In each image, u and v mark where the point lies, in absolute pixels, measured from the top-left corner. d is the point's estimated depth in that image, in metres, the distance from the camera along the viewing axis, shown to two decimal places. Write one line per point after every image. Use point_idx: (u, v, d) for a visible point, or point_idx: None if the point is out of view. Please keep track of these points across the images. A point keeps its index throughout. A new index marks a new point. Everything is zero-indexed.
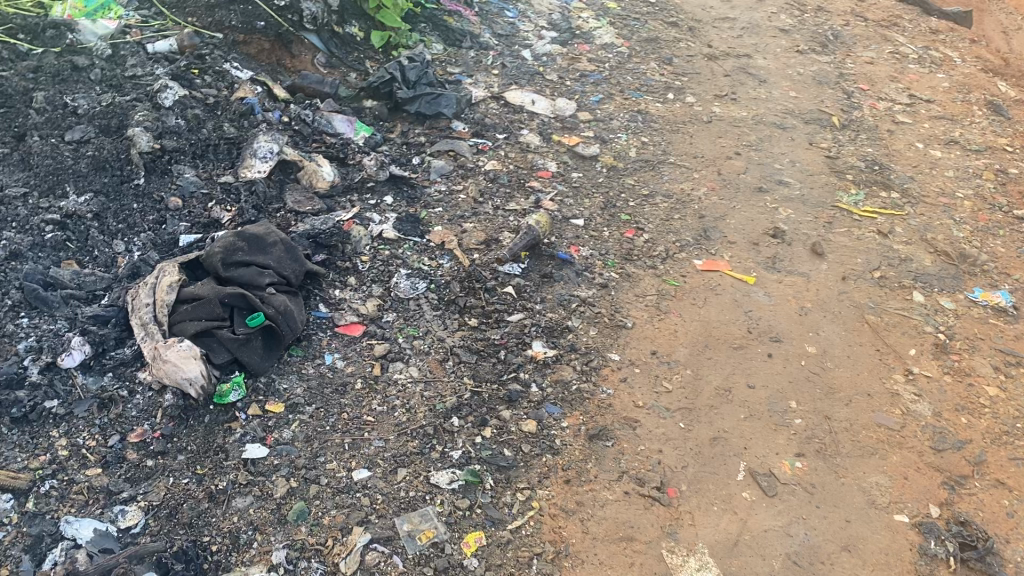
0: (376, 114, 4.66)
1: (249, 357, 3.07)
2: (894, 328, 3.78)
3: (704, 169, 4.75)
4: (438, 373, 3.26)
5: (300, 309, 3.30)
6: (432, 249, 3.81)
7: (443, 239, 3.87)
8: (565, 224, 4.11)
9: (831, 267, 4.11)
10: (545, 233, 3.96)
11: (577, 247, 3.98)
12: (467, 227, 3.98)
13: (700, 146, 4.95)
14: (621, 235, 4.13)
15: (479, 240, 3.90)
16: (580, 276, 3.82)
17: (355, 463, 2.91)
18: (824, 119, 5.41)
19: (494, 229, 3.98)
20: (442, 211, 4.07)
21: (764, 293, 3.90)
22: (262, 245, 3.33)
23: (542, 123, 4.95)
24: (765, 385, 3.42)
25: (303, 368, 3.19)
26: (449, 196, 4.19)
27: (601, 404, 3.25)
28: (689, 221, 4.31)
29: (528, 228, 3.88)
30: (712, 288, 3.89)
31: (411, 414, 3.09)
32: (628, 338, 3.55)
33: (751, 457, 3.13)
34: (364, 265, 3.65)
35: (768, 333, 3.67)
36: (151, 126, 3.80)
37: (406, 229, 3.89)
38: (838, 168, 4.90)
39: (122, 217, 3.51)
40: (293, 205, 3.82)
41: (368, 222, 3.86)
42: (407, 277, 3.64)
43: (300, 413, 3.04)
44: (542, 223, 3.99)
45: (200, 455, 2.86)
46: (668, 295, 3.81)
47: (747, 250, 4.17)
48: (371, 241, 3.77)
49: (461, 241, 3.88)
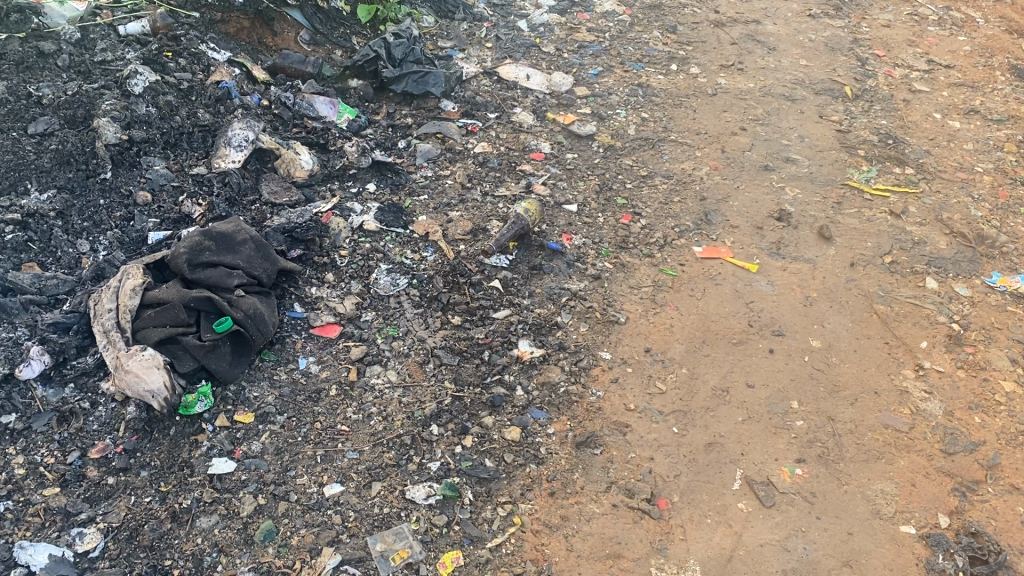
0: (361, 95, 4.45)
1: (217, 364, 2.94)
2: (904, 319, 3.57)
3: (706, 146, 4.51)
4: (419, 376, 3.10)
5: (272, 311, 3.14)
6: (416, 241, 3.64)
7: (427, 229, 3.69)
8: (557, 211, 3.92)
9: (839, 251, 3.89)
10: (535, 221, 3.76)
11: (569, 236, 3.79)
12: (453, 216, 3.79)
13: (703, 121, 4.71)
14: (617, 222, 3.93)
15: (464, 231, 3.72)
16: (572, 268, 3.63)
17: (327, 478, 2.77)
18: (836, 90, 5.13)
19: (481, 218, 3.80)
20: (427, 199, 3.89)
21: (766, 282, 3.70)
22: (231, 243, 3.15)
23: (536, 100, 4.72)
24: (765, 384, 3.24)
25: (275, 374, 3.04)
26: (435, 182, 4.00)
27: (590, 408, 3.08)
28: (690, 205, 4.10)
29: (516, 216, 3.69)
30: (712, 278, 3.69)
31: (388, 423, 2.94)
32: (621, 334, 3.37)
33: (749, 464, 2.95)
34: (342, 260, 3.49)
35: (770, 326, 3.47)
36: (119, 116, 3.63)
37: (388, 219, 3.71)
38: (849, 144, 4.64)
39: (87, 214, 3.35)
40: (269, 196, 3.64)
41: (348, 214, 3.69)
42: (387, 273, 3.47)
43: (270, 424, 2.90)
44: (531, 209, 3.75)
45: (164, 471, 2.72)
46: (664, 286, 3.62)
47: (750, 234, 3.96)
48: (351, 234, 3.60)
49: (446, 232, 3.70)
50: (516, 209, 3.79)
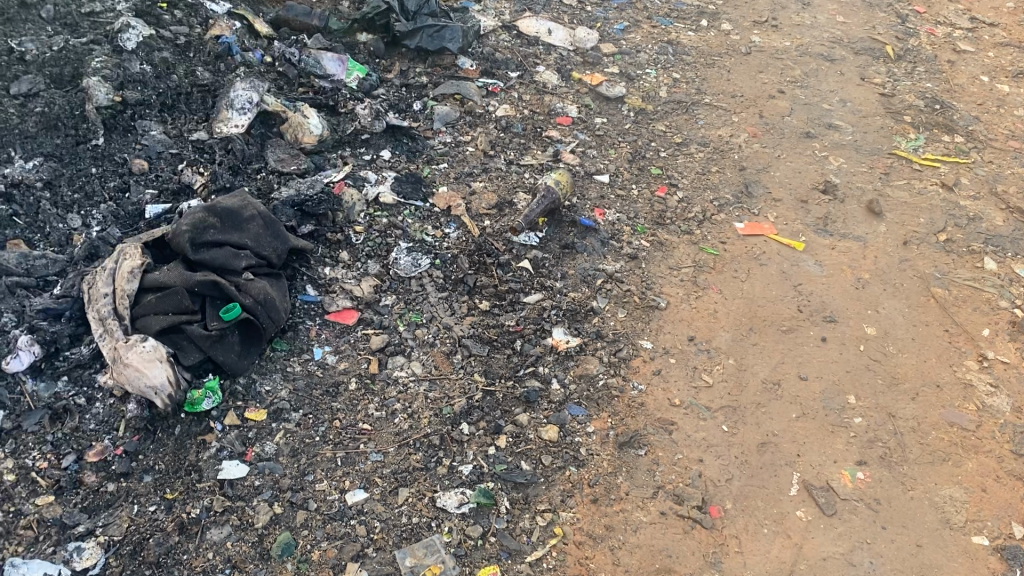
0: (371, 51, 4.09)
1: (225, 356, 2.67)
2: (963, 303, 3.31)
3: (743, 111, 4.21)
4: (446, 369, 2.84)
5: (283, 296, 2.86)
6: (437, 216, 3.36)
7: (449, 203, 3.41)
8: (588, 181, 3.64)
9: (890, 228, 3.61)
10: (566, 193, 3.48)
11: (601, 210, 3.52)
12: (476, 188, 3.51)
13: (738, 83, 4.39)
14: (652, 195, 3.65)
15: (489, 205, 3.44)
16: (606, 246, 3.37)
17: (349, 483, 2.51)
18: (877, 49, 4.80)
19: (506, 190, 3.52)
20: (448, 168, 3.59)
21: (814, 262, 3.44)
22: (237, 220, 2.85)
23: (560, 58, 4.38)
24: (819, 376, 2.99)
25: (289, 366, 2.78)
26: (455, 149, 3.69)
27: (632, 403, 2.83)
28: (728, 175, 3.82)
29: (546, 189, 3.40)
30: (756, 258, 3.43)
31: (414, 421, 2.68)
32: (661, 321, 3.12)
33: (806, 466, 2.72)
34: (358, 237, 3.20)
35: (821, 312, 3.22)
36: (110, 75, 3.31)
37: (406, 191, 3.41)
38: (895, 108, 4.33)
39: (78, 184, 3.05)
40: (276, 164, 3.33)
41: (363, 185, 3.39)
42: (407, 253, 3.18)
43: (285, 422, 2.64)
44: (563, 182, 3.46)
45: (169, 476, 2.47)
46: (705, 267, 3.36)
47: (795, 209, 3.68)
48: (367, 208, 3.31)
49: (469, 206, 3.42)
50: (545, 180, 3.50)
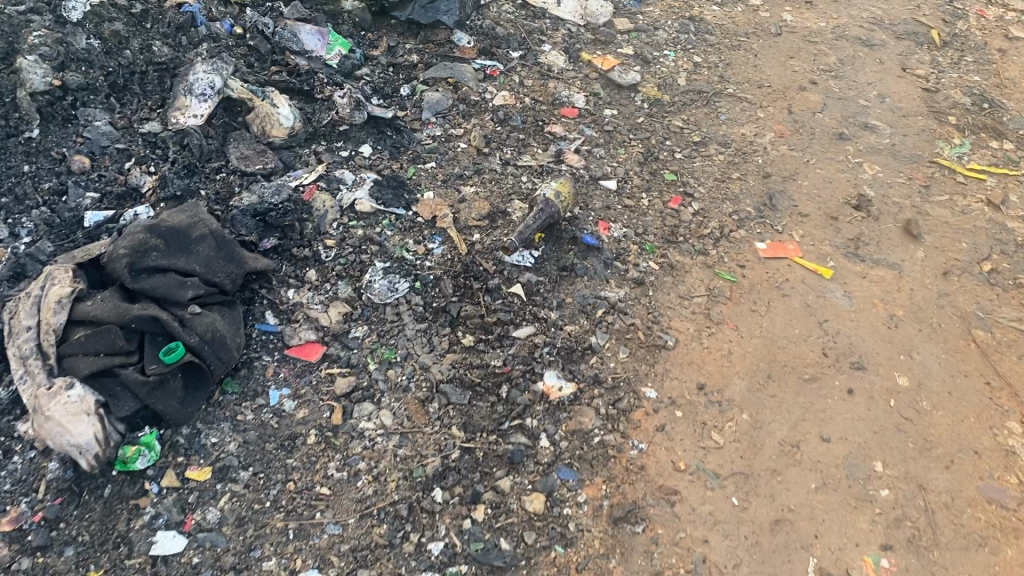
0: (357, 22, 3.63)
1: (165, 405, 2.32)
2: (1007, 349, 2.95)
3: (770, 104, 3.77)
4: (419, 420, 2.49)
5: (235, 330, 2.50)
6: (420, 227, 2.97)
7: (434, 212, 3.02)
8: (593, 188, 3.23)
9: (929, 255, 3.22)
10: (567, 205, 3.08)
11: (606, 224, 3.12)
12: (466, 194, 3.11)
13: (766, 70, 3.94)
14: (664, 206, 3.25)
15: (479, 216, 3.05)
16: (609, 268, 2.98)
17: (300, 563, 2.17)
18: (921, 33, 4.33)
19: (500, 197, 3.12)
20: (435, 168, 3.18)
21: (843, 294, 3.06)
22: (184, 241, 2.47)
23: (569, 35, 3.92)
24: (843, 438, 2.65)
25: (240, 414, 2.44)
26: (444, 145, 3.28)
27: (631, 466, 2.49)
28: (751, 183, 3.41)
29: (543, 202, 3.01)
30: (777, 287, 3.05)
31: (379, 485, 2.35)
32: (668, 363, 2.75)
33: (824, 550, 2.36)
34: (328, 252, 2.82)
35: (849, 358, 2.86)
36: (49, 54, 2.88)
37: (385, 196, 3.01)
38: (938, 107, 3.89)
39: (6, 185, 2.68)
40: (238, 163, 2.93)
41: (336, 189, 2.99)
42: (382, 274, 2.79)
43: (232, 483, 2.31)
44: (563, 195, 3.07)
45: (94, 549, 2.13)
46: (720, 297, 2.99)
47: (823, 226, 3.29)
48: (340, 217, 2.92)
49: (456, 217, 3.03)
50: (542, 190, 3.09)
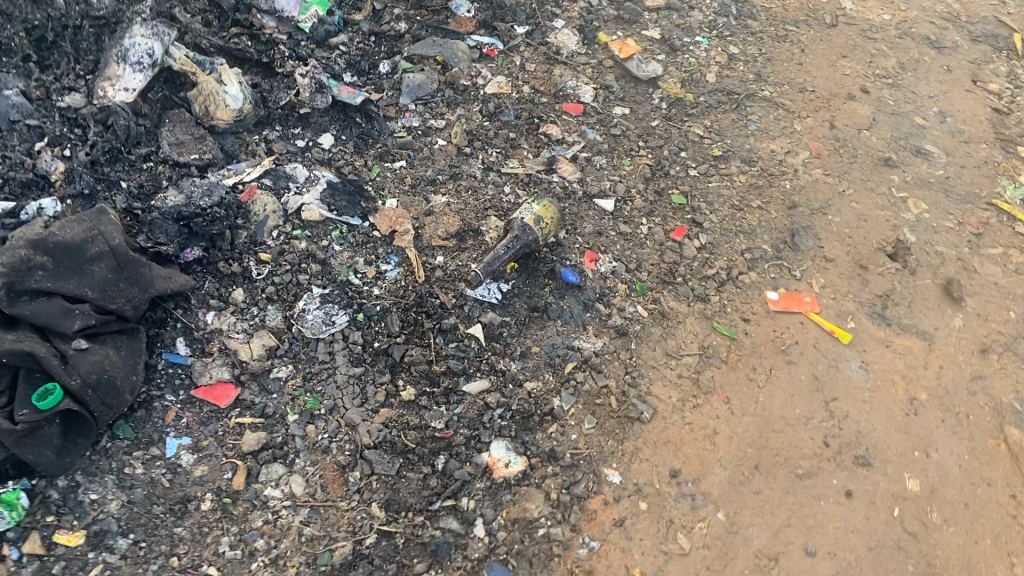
0: None
1: (36, 456, 1.97)
2: None
3: (810, 113, 3.26)
4: (335, 493, 2.14)
5: (132, 366, 2.13)
6: (375, 244, 2.56)
7: (394, 225, 2.60)
8: (585, 207, 2.79)
9: (967, 325, 2.76)
10: (551, 231, 2.62)
11: (594, 255, 2.68)
12: (435, 204, 2.68)
13: (812, 70, 3.41)
14: (666, 236, 2.79)
15: (446, 233, 2.62)
16: (588, 312, 2.57)
17: None
18: (1001, 37, 3.73)
19: (475, 211, 2.69)
20: (404, 168, 2.75)
21: (858, 366, 2.63)
22: (77, 260, 2.09)
23: (588, 9, 3.40)
24: (833, 554, 2.23)
25: (128, 466, 2.10)
26: (419, 140, 2.84)
27: (577, 569, 2.11)
28: (772, 214, 2.93)
29: (519, 229, 2.56)
30: (783, 352, 2.62)
31: (276, 571, 2.00)
32: (639, 441, 2.36)
33: None
34: (261, 268, 2.43)
35: (854, 450, 2.45)
36: None
37: (339, 202, 2.60)
38: (1007, 134, 3.34)
39: None
40: (171, 151, 2.52)
41: (283, 188, 2.59)
42: (319, 303, 2.39)
43: (106, 553, 1.98)
44: (546, 221, 2.60)
45: None
46: (714, 359, 2.56)
47: (849, 276, 2.83)
48: (282, 225, 2.52)
49: (419, 233, 2.61)
50: (522, 211, 2.63)
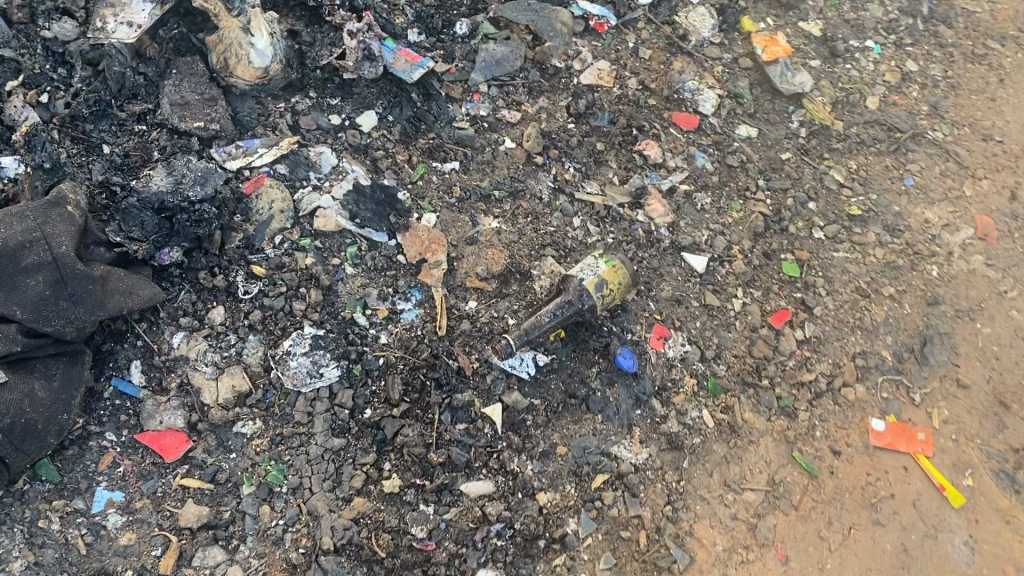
0: None
1: None
2: None
3: (991, 171, 2.53)
4: None
5: (64, 402, 1.75)
6: (397, 272, 2.07)
7: (425, 251, 2.09)
8: (669, 261, 2.23)
9: None
10: (615, 297, 2.05)
11: (663, 333, 2.13)
12: (481, 229, 2.15)
13: (1008, 111, 2.64)
14: (762, 319, 2.22)
15: (486, 271, 2.11)
16: (639, 409, 2.05)
17: None
18: None
19: (528, 246, 2.15)
20: (455, 173, 2.21)
21: (965, 543, 2.02)
22: (9, 270, 1.68)
23: None
24: None
25: (43, 519, 1.75)
26: (483, 136, 2.27)
27: None
28: (905, 308, 2.30)
29: (576, 296, 2.01)
30: (871, 505, 2.05)
31: None
32: None
33: None
34: (251, 286, 1.98)
35: None
36: None
37: (363, 211, 2.10)
38: None
39: None
40: (171, 113, 2.04)
41: (300, 180, 2.09)
42: (309, 347, 1.94)
43: None
44: (611, 286, 2.03)
45: None
46: (782, 502, 2.02)
47: (981, 414, 2.20)
48: (289, 229, 2.05)
49: (453, 266, 2.10)
50: (584, 266, 2.06)
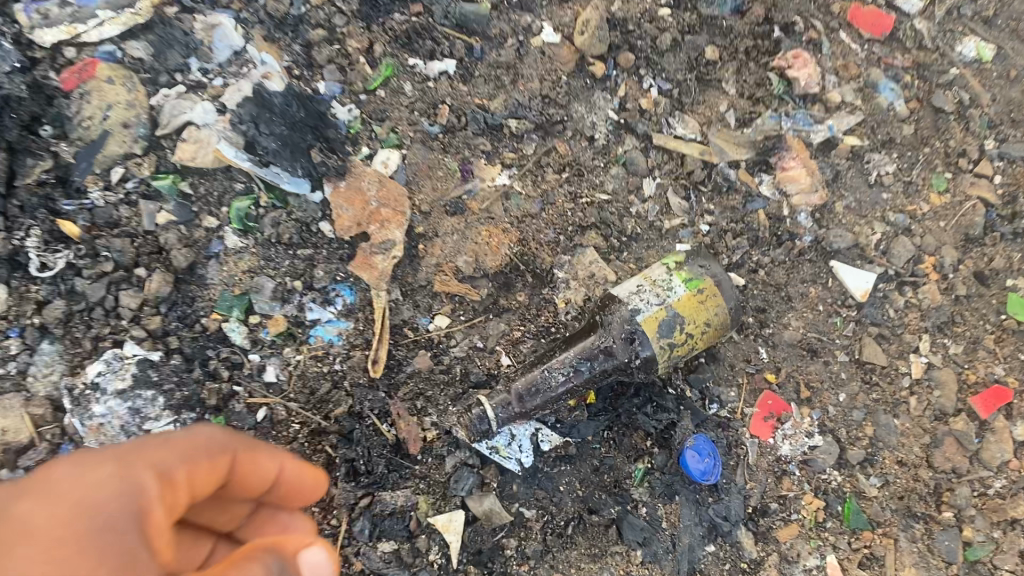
0: None
1: None
2: None
3: None
4: None
5: None
6: (317, 255, 1.17)
7: (367, 220, 1.17)
8: (805, 275, 1.27)
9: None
10: (694, 345, 1.10)
11: (778, 407, 1.21)
12: (476, 187, 1.22)
13: None
14: (956, 402, 1.22)
15: (473, 267, 1.20)
16: (713, 546, 1.16)
17: None
18: None
19: (555, 228, 1.23)
20: (446, 81, 1.25)
21: None
22: None
23: None
24: None
25: None
26: (505, 16, 1.27)
27: None
28: None
29: (620, 346, 1.08)
30: None
31: None
32: None
33: None
34: (59, 252, 1.10)
35: None
36: None
37: (264, 136, 1.16)
38: None
39: None
40: None
41: (171, 73, 1.16)
42: (132, 384, 1.09)
43: None
44: (686, 328, 1.08)
45: None
46: None
47: None
48: (137, 158, 1.14)
49: (416, 252, 1.19)
50: (643, 284, 1.11)
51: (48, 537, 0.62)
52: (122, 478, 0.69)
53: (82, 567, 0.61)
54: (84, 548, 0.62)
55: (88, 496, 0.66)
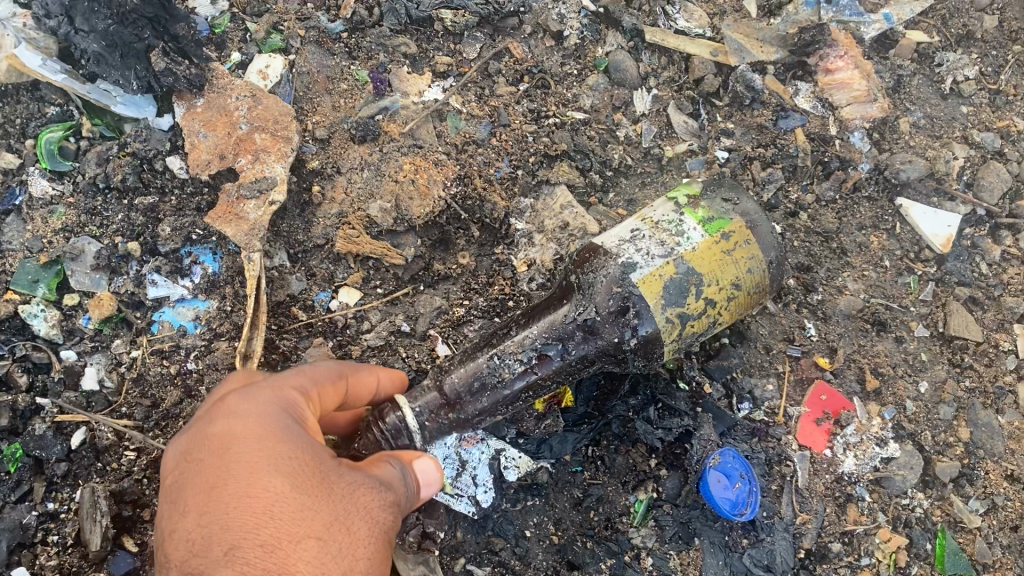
0: None
1: None
2: None
3: None
4: None
5: None
6: (164, 204, 0.81)
7: (233, 150, 0.81)
8: (860, 218, 0.91)
9: None
10: (712, 324, 0.74)
11: (835, 406, 0.85)
12: (395, 104, 0.86)
13: None
14: None
15: (392, 216, 0.82)
16: None
17: None
18: None
19: (508, 159, 0.86)
20: None
21: None
22: None
23: None
24: None
25: None
26: None
27: None
28: None
29: (606, 321, 0.72)
30: None
31: None
32: None
33: None
34: None
35: None
36: None
37: (83, 35, 0.79)
38: None
39: None
40: None
41: None
42: None
43: None
44: (705, 296, 0.72)
45: None
46: None
47: None
48: None
49: (308, 196, 0.83)
50: (643, 230, 0.74)
51: (254, 442, 0.56)
52: (281, 382, 0.61)
53: (292, 462, 0.56)
54: (288, 450, 0.56)
55: (265, 413, 0.58)
